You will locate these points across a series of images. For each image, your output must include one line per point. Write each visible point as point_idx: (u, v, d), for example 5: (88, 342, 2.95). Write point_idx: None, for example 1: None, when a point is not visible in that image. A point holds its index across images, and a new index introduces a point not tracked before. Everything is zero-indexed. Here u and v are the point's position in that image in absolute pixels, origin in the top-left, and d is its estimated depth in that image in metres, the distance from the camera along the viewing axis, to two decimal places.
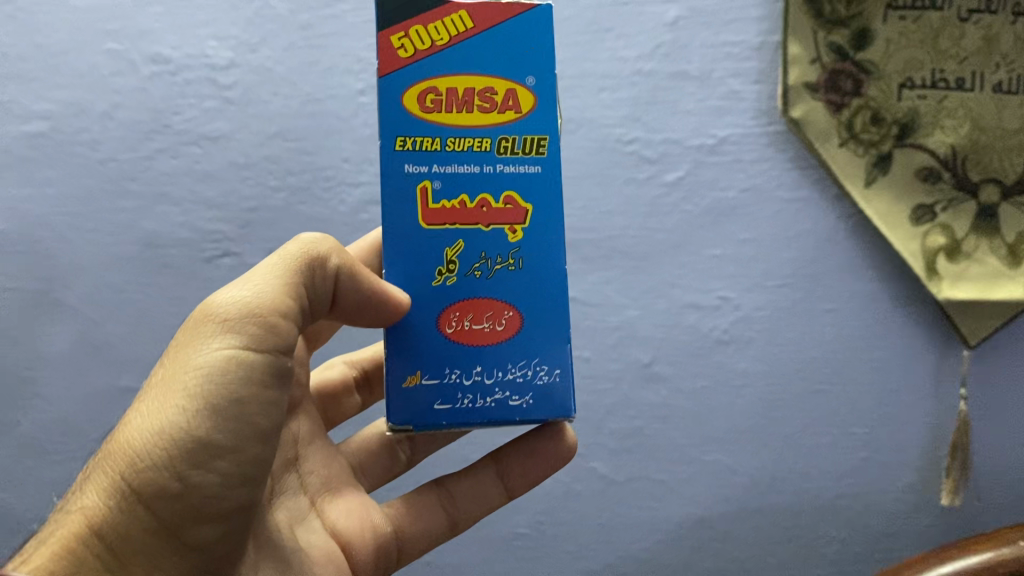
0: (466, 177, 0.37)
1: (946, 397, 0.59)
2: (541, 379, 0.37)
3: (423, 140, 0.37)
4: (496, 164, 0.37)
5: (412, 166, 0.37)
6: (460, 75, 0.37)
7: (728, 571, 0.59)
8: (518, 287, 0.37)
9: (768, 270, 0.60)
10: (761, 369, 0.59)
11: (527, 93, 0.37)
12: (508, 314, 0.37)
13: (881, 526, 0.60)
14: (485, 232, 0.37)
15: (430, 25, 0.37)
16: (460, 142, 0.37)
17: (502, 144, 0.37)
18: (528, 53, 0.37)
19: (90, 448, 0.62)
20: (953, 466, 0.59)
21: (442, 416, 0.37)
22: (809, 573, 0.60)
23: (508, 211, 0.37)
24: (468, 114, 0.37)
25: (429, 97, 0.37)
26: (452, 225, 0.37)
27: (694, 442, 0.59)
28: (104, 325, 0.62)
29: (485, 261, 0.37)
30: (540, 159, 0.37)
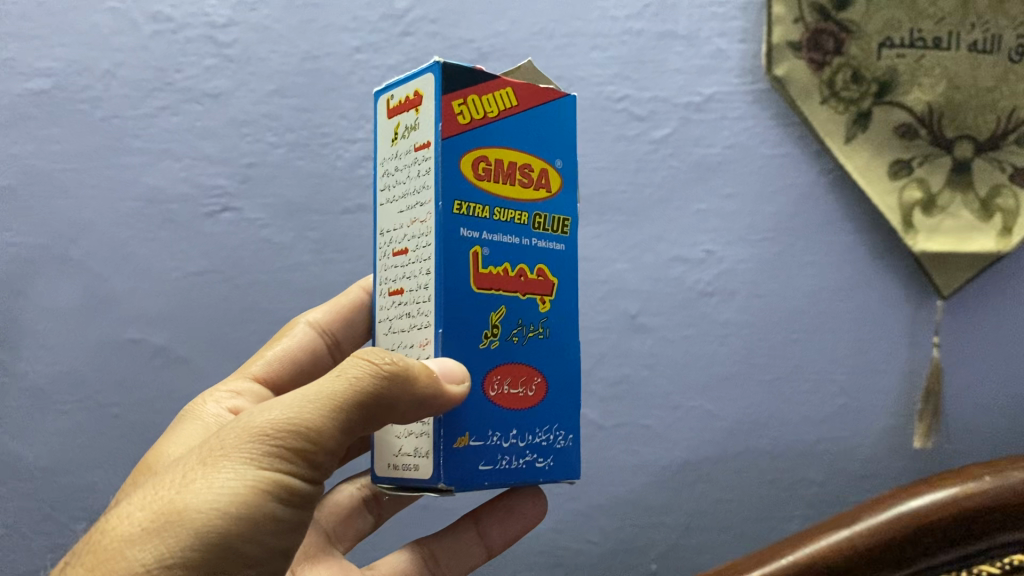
0: (510, 246, 0.36)
1: (919, 345, 0.62)
2: (560, 443, 0.38)
3: (475, 205, 0.35)
4: (531, 238, 0.37)
5: (465, 229, 0.35)
6: (506, 146, 0.36)
7: (713, 513, 0.61)
8: (545, 357, 0.38)
9: (752, 224, 0.62)
10: (743, 319, 0.62)
11: (556, 174, 0.38)
12: (537, 380, 0.37)
13: (858, 468, 0.61)
14: (522, 300, 0.37)
15: (483, 94, 0.35)
16: (504, 212, 0.36)
17: (538, 219, 0.37)
18: (557, 138, 0.38)
19: (92, 398, 0.63)
20: (926, 411, 0.61)
21: (484, 477, 0.35)
22: (788, 515, 0.61)
23: (539, 282, 0.38)
24: (512, 185, 0.36)
25: (481, 164, 0.35)
26: (497, 291, 0.36)
27: (679, 389, 0.62)
28: (109, 279, 0.64)
29: (521, 329, 0.37)
30: (564, 237, 0.38)
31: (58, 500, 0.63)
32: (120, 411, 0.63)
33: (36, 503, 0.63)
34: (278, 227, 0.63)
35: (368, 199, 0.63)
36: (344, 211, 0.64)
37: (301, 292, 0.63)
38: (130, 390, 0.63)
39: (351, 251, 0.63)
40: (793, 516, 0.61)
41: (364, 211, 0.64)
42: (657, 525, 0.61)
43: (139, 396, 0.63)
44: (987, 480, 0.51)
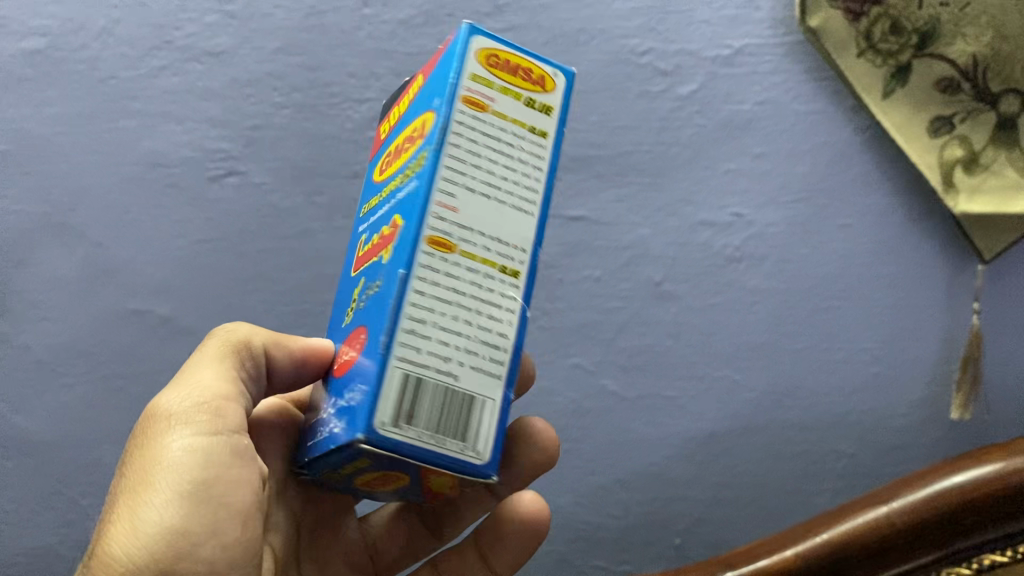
0: (379, 219, 0.35)
1: (959, 311, 0.59)
2: (352, 400, 0.30)
3: (372, 201, 0.38)
4: (393, 197, 0.34)
5: (363, 224, 0.38)
6: (399, 135, 0.37)
7: (740, 489, 0.59)
8: (375, 309, 0.32)
9: (782, 185, 0.59)
10: (773, 285, 0.59)
11: (427, 115, 0.33)
12: (361, 337, 0.32)
13: (892, 439, 0.58)
14: (376, 262, 0.34)
15: (400, 103, 0.39)
16: (386, 189, 0.36)
17: (401, 174, 0.34)
18: (436, 80, 0.34)
19: (94, 371, 0.61)
20: (964, 380, 0.58)
21: (310, 452, 0.33)
22: (818, 488, 0.58)
23: (389, 235, 0.33)
24: (393, 163, 0.36)
25: (385, 161, 0.38)
26: (365, 267, 0.35)
27: (705, 359, 0.59)
28: (109, 247, 0.61)
29: (419, 309, 0.35)
30: (417, 172, 0.32)
31: (64, 475, 0.61)
32: (123, 384, 0.61)
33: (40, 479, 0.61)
34: (284, 192, 0.61)
35: None
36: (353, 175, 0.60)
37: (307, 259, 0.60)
38: (131, 362, 0.61)
39: None
40: (825, 490, 0.58)
41: None
42: (682, 499, 0.59)
43: (140, 368, 0.61)
44: None
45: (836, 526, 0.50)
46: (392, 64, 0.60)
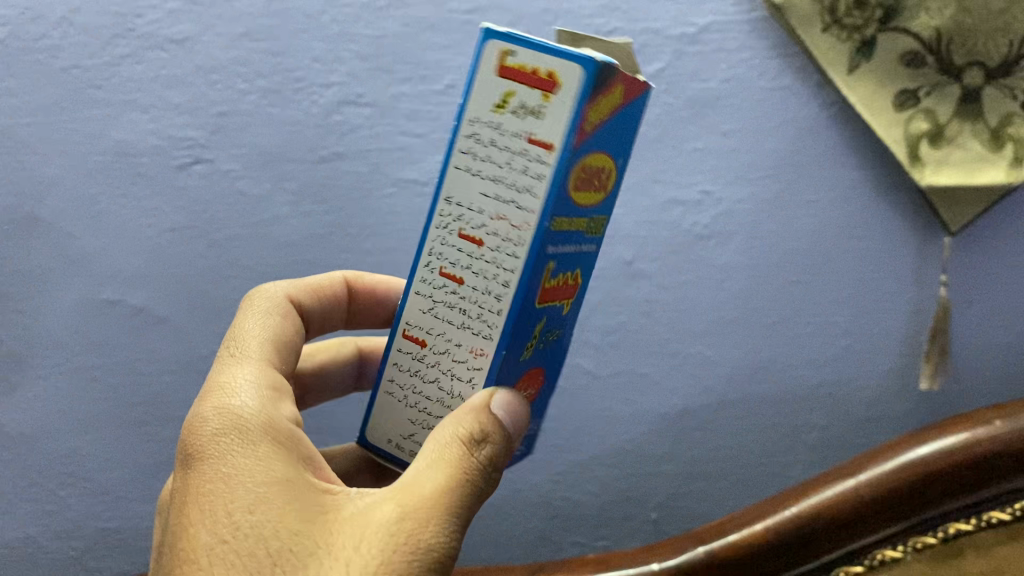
0: (572, 255, 0.37)
1: (925, 284, 0.59)
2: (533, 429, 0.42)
3: (569, 223, 0.35)
4: (582, 241, 0.37)
5: (554, 247, 0.35)
6: (598, 151, 0.35)
7: (712, 461, 0.61)
8: (551, 352, 0.41)
9: (751, 162, 0.59)
10: (742, 262, 0.60)
11: (615, 172, 0.37)
12: (536, 382, 0.40)
13: (862, 411, 0.60)
14: (558, 308, 0.38)
15: (605, 100, 0.33)
16: (579, 219, 0.36)
17: (594, 221, 0.38)
18: (624, 136, 0.37)
19: (76, 360, 0.63)
20: (933, 352, 0.59)
21: None
22: (791, 459, 0.61)
23: (570, 286, 0.38)
24: (590, 193, 0.36)
25: (584, 174, 0.34)
26: (551, 303, 0.37)
27: (676, 336, 0.61)
28: (79, 240, 0.61)
29: (546, 334, 0.39)
30: (598, 237, 0.39)
31: (43, 467, 0.64)
32: (106, 371, 0.63)
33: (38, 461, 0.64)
34: (253, 178, 0.61)
35: (347, 147, 0.60)
36: (321, 159, 0.60)
37: (282, 246, 0.61)
38: (109, 353, 0.63)
39: (331, 202, 0.61)
40: (796, 460, 0.61)
41: (341, 160, 0.60)
42: (657, 473, 0.62)
43: (123, 360, 0.63)
44: (998, 424, 0.49)
45: (806, 498, 0.51)
46: (358, 47, 0.59)
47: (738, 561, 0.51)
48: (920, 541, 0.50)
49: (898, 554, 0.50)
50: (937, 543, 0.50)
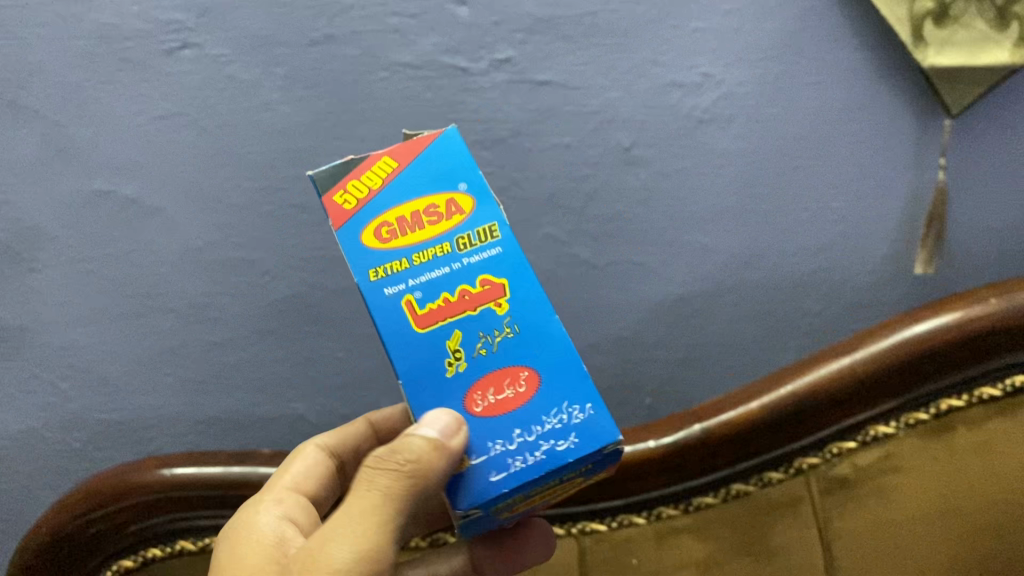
0: (443, 277, 0.35)
1: (923, 168, 0.59)
2: (577, 417, 0.34)
3: (392, 264, 0.35)
4: (463, 260, 0.35)
5: (391, 287, 0.35)
6: (400, 203, 0.36)
7: (709, 351, 0.62)
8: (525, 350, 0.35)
9: (750, 43, 0.58)
10: (742, 147, 0.59)
11: (464, 197, 0.36)
12: (524, 374, 0.34)
13: (854, 297, 0.60)
14: (475, 315, 0.35)
15: (359, 175, 0.36)
16: (422, 254, 0.35)
17: (462, 241, 0.36)
18: (451, 166, 0.37)
19: (67, 253, 0.62)
20: (930, 236, 0.59)
21: (502, 483, 0.32)
22: (786, 345, 0.61)
23: (488, 291, 0.35)
24: (420, 231, 0.35)
25: (383, 228, 0.35)
26: (443, 321, 0.35)
27: (673, 223, 0.60)
28: (68, 129, 0.61)
29: (486, 339, 0.35)
30: (496, 241, 0.36)
31: (38, 360, 0.64)
32: (98, 262, 0.63)
33: (28, 355, 0.64)
34: (244, 64, 0.60)
35: (338, 31, 0.59)
36: (311, 42, 0.59)
37: (273, 133, 0.60)
38: (101, 243, 0.62)
39: (322, 87, 0.60)
40: (788, 347, 0.61)
41: (334, 43, 0.59)
42: (652, 360, 0.62)
43: (114, 250, 0.62)
44: (994, 303, 0.49)
45: (801, 377, 0.51)
46: None
47: (735, 440, 0.51)
48: (913, 417, 0.51)
49: (892, 430, 0.51)
50: (930, 419, 0.51)
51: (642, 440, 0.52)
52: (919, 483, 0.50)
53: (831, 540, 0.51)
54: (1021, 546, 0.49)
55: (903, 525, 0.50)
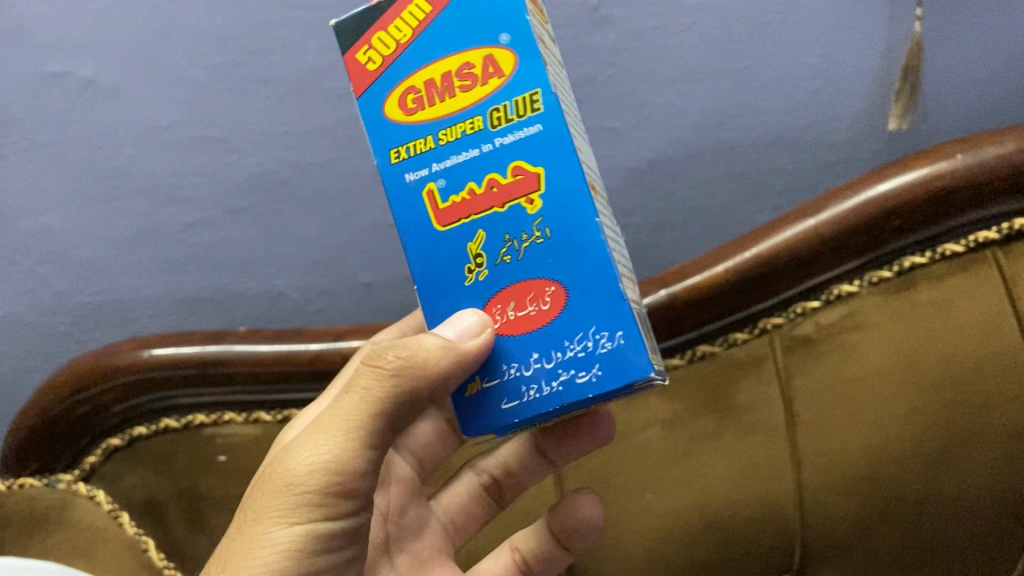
0: (468, 164, 0.37)
1: (899, 20, 0.57)
2: (604, 346, 0.35)
3: (415, 143, 0.37)
4: (493, 140, 0.36)
5: (410, 174, 0.38)
6: (432, 64, 0.37)
7: (680, 209, 0.63)
8: (545, 260, 0.36)
9: None
10: (714, 2, 0.57)
11: (502, 52, 0.36)
12: (552, 291, 0.36)
13: (828, 156, 0.61)
14: (500, 213, 0.36)
15: (391, 25, 0.37)
16: (450, 130, 0.37)
17: (495, 114, 0.36)
18: (494, 13, 0.36)
19: (30, 138, 0.62)
20: (905, 90, 0.57)
21: (511, 414, 0.37)
22: (759, 208, 0.63)
23: (519, 183, 0.36)
24: (443, 102, 0.37)
25: (407, 97, 0.37)
26: (465, 219, 0.37)
27: (645, 86, 0.59)
28: (13, 9, 0.58)
29: (513, 244, 0.36)
30: (538, 115, 0.36)
31: (18, 246, 0.65)
32: (62, 145, 0.62)
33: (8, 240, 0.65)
34: None
35: None
36: None
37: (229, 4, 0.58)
38: (62, 126, 0.61)
39: None
40: (763, 208, 0.63)
41: None
42: (625, 228, 0.64)
43: (77, 133, 0.62)
44: (959, 159, 0.49)
45: (768, 241, 0.51)
46: None
47: (702, 301, 0.52)
48: (876, 276, 0.51)
49: (855, 289, 0.51)
50: (892, 276, 0.51)
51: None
52: (881, 340, 0.51)
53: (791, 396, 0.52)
54: (979, 393, 0.50)
55: (860, 381, 0.51)
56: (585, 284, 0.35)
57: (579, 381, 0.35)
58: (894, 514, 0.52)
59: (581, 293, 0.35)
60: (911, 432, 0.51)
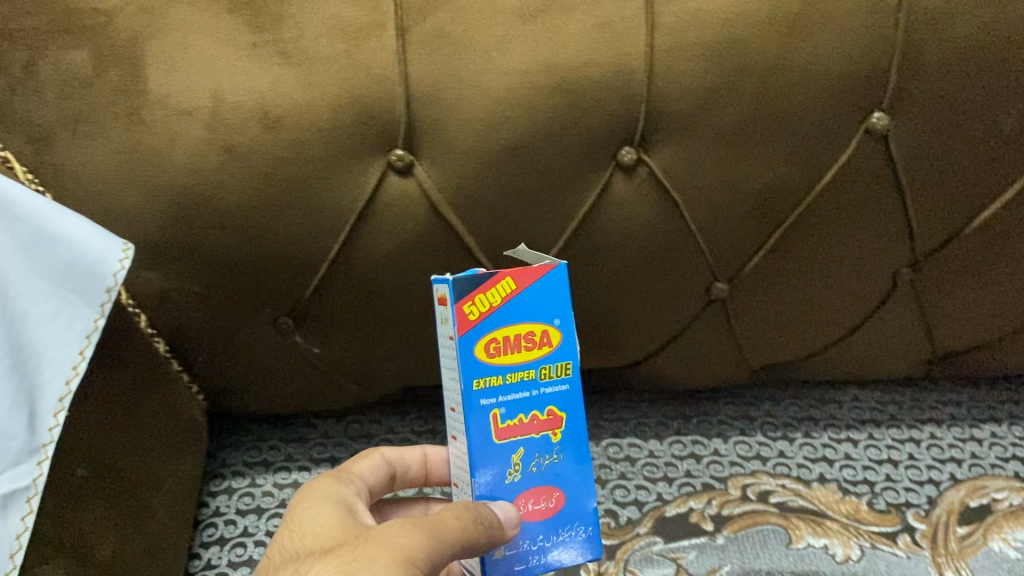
0: (522, 401, 0.53)
1: None
2: (580, 533, 0.56)
3: (490, 377, 0.52)
4: (539, 388, 0.54)
5: (486, 398, 0.52)
6: (508, 325, 0.52)
7: (544, 66, 0.61)
8: (560, 477, 0.56)
9: None
10: None
11: (555, 331, 0.54)
12: (557, 494, 0.56)
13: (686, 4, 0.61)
14: (537, 437, 0.54)
15: (488, 291, 0.52)
16: (516, 374, 0.53)
17: (543, 371, 0.54)
18: (554, 304, 0.54)
19: None
20: None
21: (519, 566, 0.55)
22: (629, 57, 0.61)
23: (551, 420, 0.55)
24: (517, 352, 0.53)
25: (493, 345, 0.52)
26: (516, 437, 0.54)
27: None
28: None
29: (539, 459, 0.55)
30: (567, 378, 0.55)
31: None
32: None
33: None
34: None
35: None
36: None
37: None
38: None
39: None
40: (635, 54, 0.61)
41: None
42: (485, 90, 0.61)
43: None
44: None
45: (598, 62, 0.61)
46: None
47: (539, 117, 0.62)
48: (690, 82, 0.62)
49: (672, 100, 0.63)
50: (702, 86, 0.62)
51: (450, 81, 0.61)
52: (690, 125, 0.64)
53: (613, 112, 0.63)
54: (755, 163, 0.65)
55: (667, 107, 0.63)
56: (577, 488, 0.56)
57: (559, 555, 0.56)
58: (673, 248, 0.70)
59: (576, 479, 0.56)
60: (710, 187, 0.66)
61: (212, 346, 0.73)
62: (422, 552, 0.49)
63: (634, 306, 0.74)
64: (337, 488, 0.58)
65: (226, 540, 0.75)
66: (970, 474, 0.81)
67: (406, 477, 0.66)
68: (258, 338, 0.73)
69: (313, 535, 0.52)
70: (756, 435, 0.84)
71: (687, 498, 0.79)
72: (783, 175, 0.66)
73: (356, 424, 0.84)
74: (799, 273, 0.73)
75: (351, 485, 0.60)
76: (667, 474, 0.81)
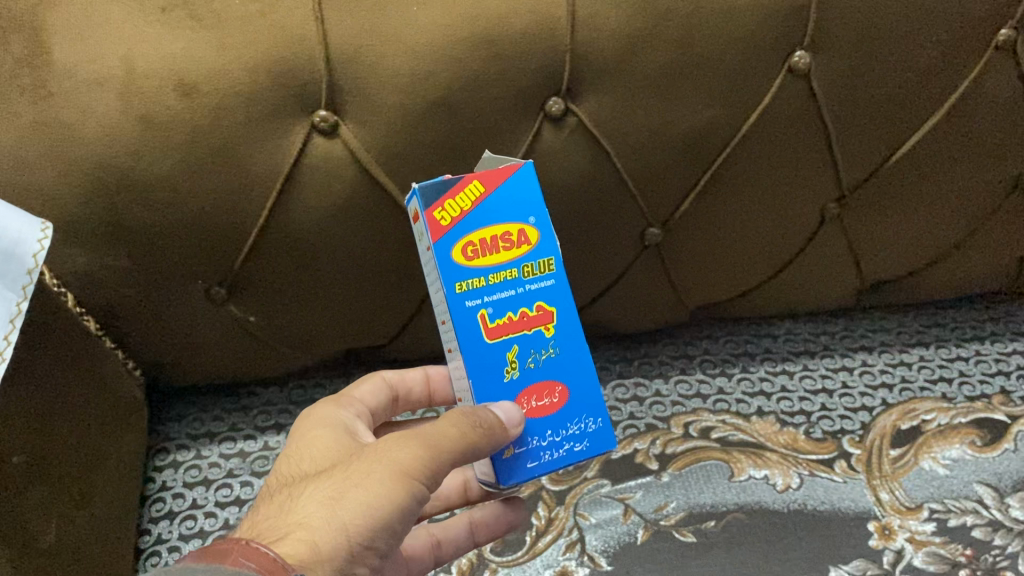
0: (509, 299, 0.52)
1: None
2: (591, 427, 0.53)
3: (473, 279, 0.51)
4: (525, 285, 0.52)
5: (471, 299, 0.51)
6: (483, 227, 0.52)
7: (466, 23, 0.61)
8: (560, 369, 0.53)
9: None
10: None
11: (532, 229, 0.53)
12: (560, 389, 0.53)
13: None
14: (530, 334, 0.52)
15: (456, 198, 0.51)
16: (499, 273, 0.52)
17: (526, 268, 0.52)
18: (528, 201, 0.53)
19: None
20: None
21: (534, 467, 0.51)
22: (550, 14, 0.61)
23: (540, 315, 0.53)
24: (497, 253, 0.52)
25: (470, 247, 0.51)
26: (508, 334, 0.52)
27: None
28: None
29: (536, 355, 0.52)
30: (551, 273, 0.53)
31: None
32: None
33: None
34: None
35: None
36: None
37: None
38: None
39: None
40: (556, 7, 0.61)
41: None
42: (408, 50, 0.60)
43: None
44: None
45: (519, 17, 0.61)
46: None
47: (463, 73, 0.61)
48: (614, 34, 0.62)
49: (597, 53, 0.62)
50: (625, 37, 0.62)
51: (373, 41, 0.61)
52: (614, 77, 0.63)
53: (540, 63, 0.62)
54: (681, 111, 0.66)
55: (591, 59, 0.63)
56: (581, 382, 0.54)
57: (576, 449, 0.52)
58: (605, 199, 0.70)
59: (578, 373, 0.54)
60: (638, 138, 0.67)
61: (146, 321, 0.71)
62: (418, 465, 0.48)
63: (571, 258, 0.74)
64: (334, 412, 0.58)
65: (175, 513, 0.75)
66: (901, 398, 0.84)
67: (409, 399, 0.66)
68: (192, 310, 0.71)
69: (308, 459, 0.52)
70: (696, 373, 0.86)
71: (633, 440, 0.80)
72: (710, 121, 0.67)
73: (300, 390, 0.84)
74: (731, 214, 0.74)
75: (349, 408, 0.60)
76: (612, 418, 0.82)
